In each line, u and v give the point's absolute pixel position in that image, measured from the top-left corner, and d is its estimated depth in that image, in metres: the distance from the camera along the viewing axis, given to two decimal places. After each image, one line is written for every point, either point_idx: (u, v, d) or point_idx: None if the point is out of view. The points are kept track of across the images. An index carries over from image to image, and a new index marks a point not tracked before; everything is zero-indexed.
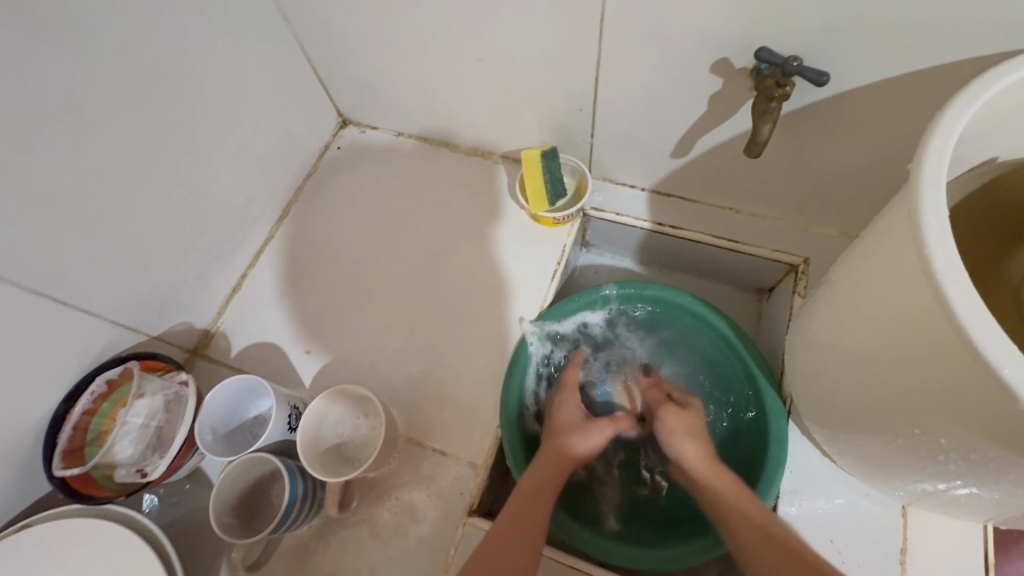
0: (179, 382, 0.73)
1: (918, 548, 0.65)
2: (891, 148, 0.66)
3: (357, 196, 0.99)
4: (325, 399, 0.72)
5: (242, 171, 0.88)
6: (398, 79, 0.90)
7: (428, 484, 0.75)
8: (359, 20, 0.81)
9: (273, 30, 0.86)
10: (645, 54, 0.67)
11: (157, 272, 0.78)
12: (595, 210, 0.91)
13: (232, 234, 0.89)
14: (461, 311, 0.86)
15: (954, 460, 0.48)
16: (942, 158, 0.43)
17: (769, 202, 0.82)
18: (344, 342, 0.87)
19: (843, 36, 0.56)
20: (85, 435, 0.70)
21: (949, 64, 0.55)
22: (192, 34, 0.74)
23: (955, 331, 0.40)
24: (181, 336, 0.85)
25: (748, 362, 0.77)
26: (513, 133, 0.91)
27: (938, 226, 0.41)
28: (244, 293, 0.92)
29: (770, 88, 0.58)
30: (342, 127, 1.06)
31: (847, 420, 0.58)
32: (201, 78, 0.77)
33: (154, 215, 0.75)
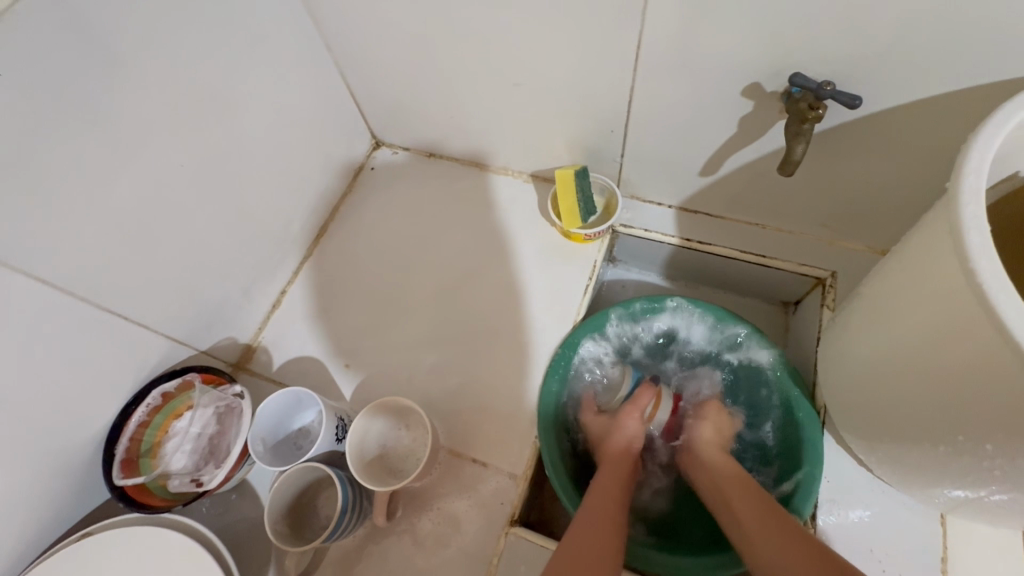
0: (232, 395, 0.76)
1: (958, 557, 0.66)
2: (917, 166, 0.68)
3: (392, 214, 1.02)
4: (371, 410, 0.74)
5: (284, 191, 0.91)
6: (434, 103, 0.94)
7: (470, 494, 0.77)
8: (399, 48, 0.86)
9: (316, 58, 0.91)
10: (676, 79, 0.71)
11: (205, 288, 0.81)
12: (624, 227, 0.94)
13: (273, 251, 0.92)
14: (496, 324, 0.89)
15: (999, 466, 0.49)
16: (979, 177, 0.45)
17: (795, 218, 0.84)
18: (382, 356, 0.89)
19: (870, 62, 0.59)
20: (140, 446, 0.72)
21: (975, 87, 0.58)
22: (244, 63, 0.78)
23: (1001, 338, 0.42)
24: (225, 350, 0.87)
25: (781, 374, 0.79)
26: (544, 154, 0.94)
27: (980, 240, 0.44)
28: (284, 308, 0.95)
29: (803, 110, 0.61)
30: (375, 148, 1.11)
31: (887, 428, 0.59)
32: (250, 104, 0.81)
33: (205, 233, 0.78)
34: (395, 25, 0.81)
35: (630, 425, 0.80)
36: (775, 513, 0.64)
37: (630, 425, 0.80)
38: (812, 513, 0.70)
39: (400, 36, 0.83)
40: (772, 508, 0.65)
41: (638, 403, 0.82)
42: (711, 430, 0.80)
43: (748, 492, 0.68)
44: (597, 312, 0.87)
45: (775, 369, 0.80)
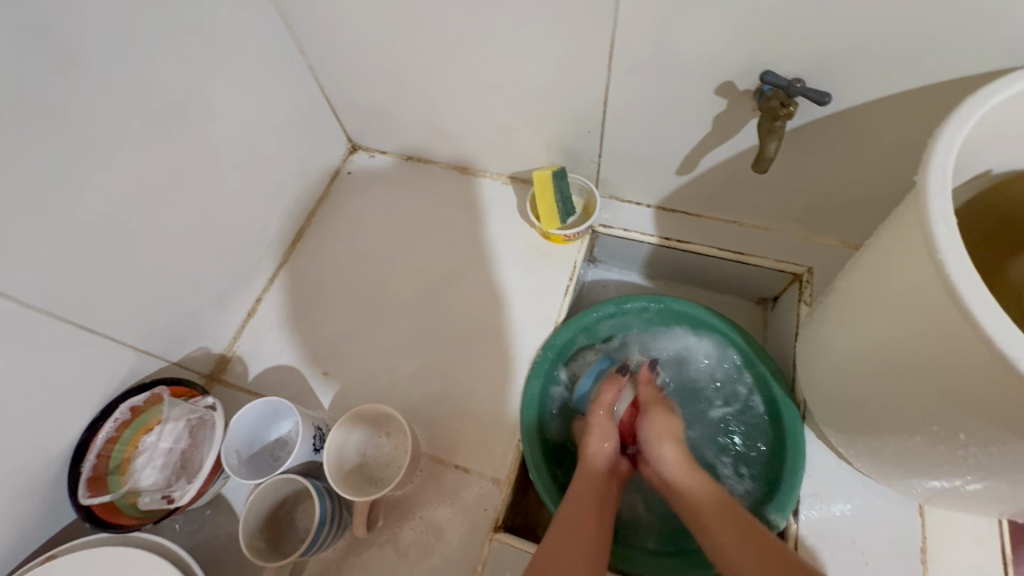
0: (204, 408, 0.73)
1: (937, 546, 0.67)
2: (887, 161, 0.70)
3: (369, 219, 1.01)
4: (349, 418, 0.73)
5: (258, 197, 0.89)
6: (410, 106, 0.93)
7: (453, 501, 0.75)
8: (373, 51, 0.85)
9: (289, 62, 0.89)
10: (651, 79, 0.71)
11: (176, 297, 0.79)
12: (603, 227, 0.94)
13: (248, 258, 0.90)
14: (476, 328, 0.88)
15: (973, 455, 0.49)
16: (944, 170, 0.46)
17: (770, 215, 0.85)
18: (361, 363, 0.87)
19: (840, 59, 0.60)
20: (108, 463, 0.69)
21: (941, 83, 0.59)
22: (214, 66, 0.76)
23: (971, 328, 0.42)
24: (198, 361, 0.85)
25: (761, 370, 0.80)
26: (522, 156, 0.94)
27: (947, 231, 0.44)
28: (260, 316, 0.92)
29: (775, 108, 0.62)
30: (351, 153, 1.09)
31: (865, 421, 0.60)
32: (222, 109, 0.79)
33: (176, 241, 0.76)
34: (369, 27, 0.80)
35: (598, 425, 0.79)
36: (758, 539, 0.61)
37: (598, 427, 0.79)
38: (794, 508, 0.71)
39: (375, 38, 0.82)
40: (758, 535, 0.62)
41: (604, 403, 0.81)
42: (674, 449, 0.74)
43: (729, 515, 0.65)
44: (578, 313, 0.87)
45: (755, 365, 0.81)
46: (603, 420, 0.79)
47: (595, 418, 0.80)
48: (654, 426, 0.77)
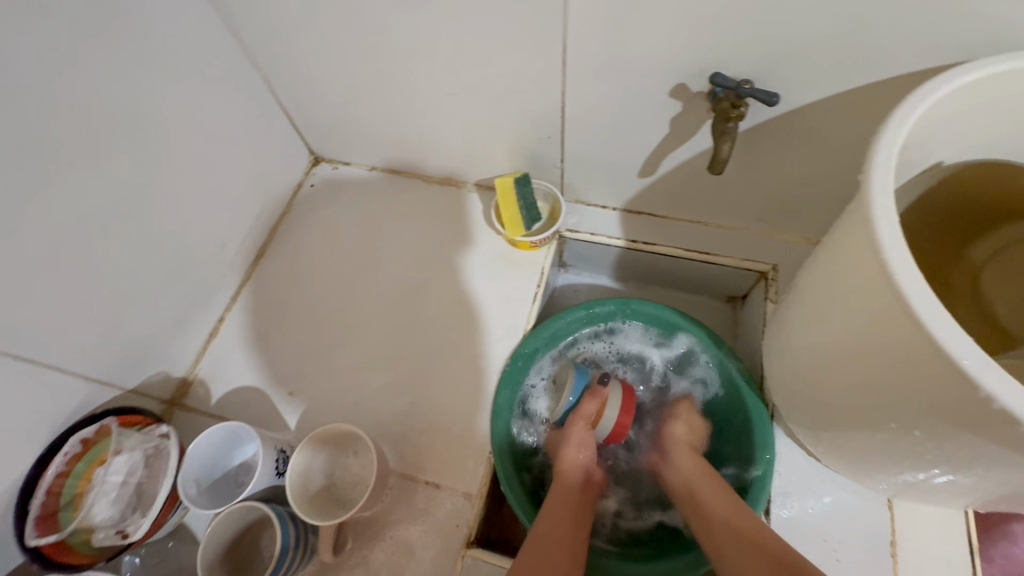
0: (159, 436, 0.71)
1: (906, 539, 0.67)
2: (841, 158, 0.70)
3: (334, 232, 0.99)
4: (312, 440, 0.71)
5: (216, 214, 0.87)
6: (370, 116, 0.92)
7: (424, 519, 0.74)
8: (328, 62, 0.83)
9: (243, 75, 0.87)
10: (607, 83, 0.70)
11: (130, 323, 0.76)
12: (570, 231, 0.93)
13: (207, 278, 0.88)
14: (445, 339, 0.86)
15: (930, 450, 0.50)
16: (886, 169, 0.46)
17: (734, 214, 0.85)
18: (328, 380, 0.85)
19: (789, 60, 0.60)
20: (59, 499, 0.66)
21: (889, 80, 0.59)
22: (162, 82, 0.74)
23: (915, 328, 0.42)
24: (156, 386, 0.82)
25: (729, 369, 0.80)
26: (486, 163, 0.93)
27: (889, 231, 0.44)
28: (222, 336, 0.90)
29: (726, 109, 0.62)
30: (314, 164, 1.07)
31: (828, 419, 0.60)
32: (173, 126, 0.77)
33: (127, 265, 0.74)
34: (322, 38, 0.79)
35: (577, 434, 0.78)
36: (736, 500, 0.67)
37: (574, 438, 0.78)
38: (765, 507, 0.70)
39: (329, 49, 0.80)
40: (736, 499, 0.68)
41: (585, 414, 0.79)
42: (684, 427, 0.81)
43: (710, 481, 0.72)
44: (547, 320, 0.86)
45: (723, 364, 0.81)
46: (583, 430, 0.79)
47: (571, 428, 0.79)
48: (673, 408, 0.84)
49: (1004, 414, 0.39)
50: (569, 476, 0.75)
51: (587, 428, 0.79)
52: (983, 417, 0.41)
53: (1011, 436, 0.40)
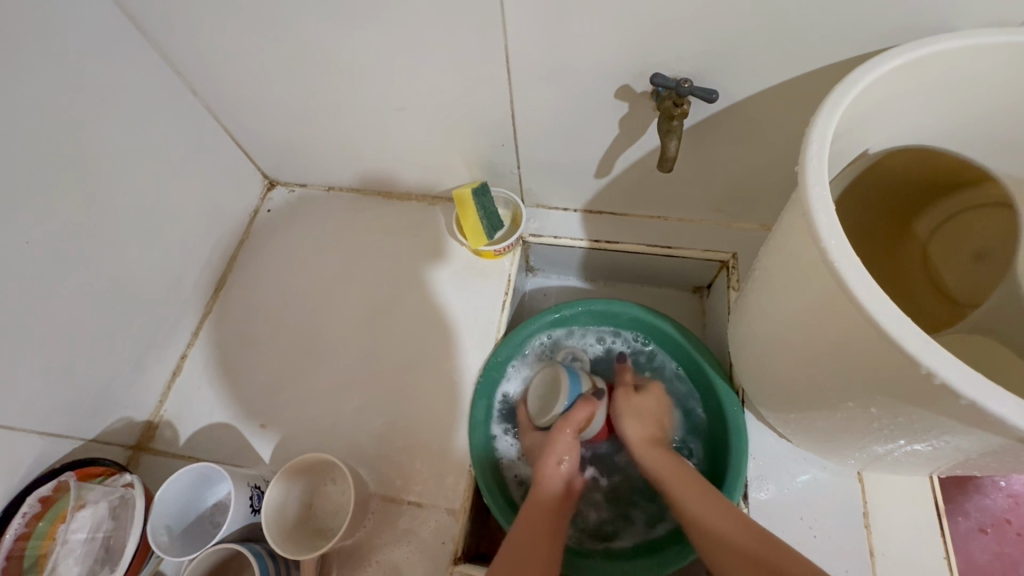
0: (124, 485, 0.68)
1: (878, 509, 0.70)
2: (785, 146, 0.72)
3: (295, 257, 0.97)
4: (286, 472, 0.69)
5: (169, 250, 0.85)
6: (321, 137, 0.90)
7: (408, 540, 0.73)
8: (273, 86, 0.81)
9: (185, 104, 0.85)
10: (553, 89, 0.71)
11: (85, 371, 0.73)
12: (533, 236, 0.93)
13: (165, 315, 0.85)
14: (417, 355, 0.86)
15: (886, 424, 0.52)
16: (820, 158, 0.48)
17: (691, 207, 0.87)
18: (300, 409, 0.84)
19: (725, 56, 0.62)
20: (22, 562, 0.64)
21: (821, 70, 0.61)
22: (97, 120, 0.71)
23: (858, 313, 0.44)
24: (120, 433, 0.79)
25: (697, 358, 0.81)
26: (444, 175, 0.92)
27: (827, 220, 0.46)
28: (186, 374, 0.87)
29: (670, 107, 0.63)
30: (270, 189, 1.04)
31: (793, 402, 0.61)
32: (114, 164, 0.74)
33: (75, 311, 0.71)
34: (263, 62, 0.77)
35: (564, 443, 0.76)
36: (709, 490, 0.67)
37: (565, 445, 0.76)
38: (743, 492, 0.72)
39: (272, 73, 0.79)
40: (713, 492, 0.67)
41: (573, 421, 0.76)
42: (636, 426, 0.79)
43: (677, 469, 0.71)
44: (516, 327, 0.86)
45: (691, 354, 0.82)
46: (569, 438, 0.76)
47: (557, 435, 0.76)
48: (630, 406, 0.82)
49: (945, 388, 0.40)
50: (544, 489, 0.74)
51: (574, 434, 0.77)
52: (927, 393, 0.43)
53: (953, 407, 0.42)
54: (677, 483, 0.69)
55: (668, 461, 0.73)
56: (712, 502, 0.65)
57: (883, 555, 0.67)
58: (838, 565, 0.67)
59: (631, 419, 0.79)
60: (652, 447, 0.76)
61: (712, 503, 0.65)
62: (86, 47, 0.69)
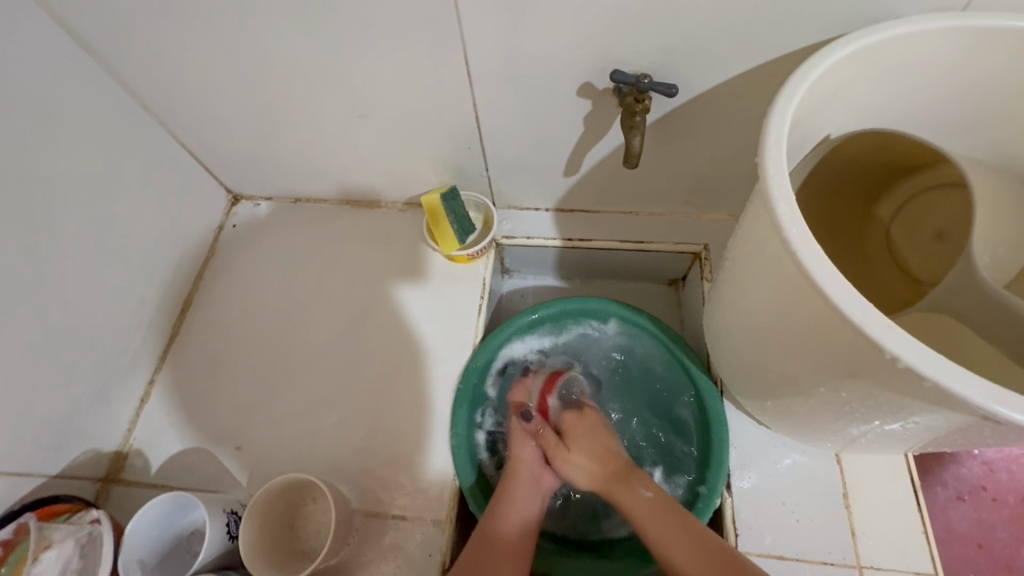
0: (91, 521, 0.65)
1: (857, 489, 0.71)
2: (747, 137, 0.73)
3: (263, 272, 0.94)
4: (264, 495, 0.68)
5: (129, 273, 0.81)
6: (283, 148, 0.88)
7: (394, 554, 0.72)
8: (229, 98, 0.79)
9: (138, 121, 0.82)
10: (516, 90, 0.70)
11: (44, 404, 0.70)
12: (506, 238, 0.92)
13: (129, 340, 0.82)
14: (394, 366, 0.84)
15: (859, 407, 0.52)
16: (779, 149, 0.48)
17: (661, 201, 0.87)
18: (277, 428, 0.81)
19: (682, 50, 0.62)
20: None
21: (778, 60, 0.62)
22: (43, 142, 0.68)
23: (823, 301, 0.44)
24: (87, 466, 0.76)
25: (674, 352, 0.82)
26: (412, 181, 0.91)
27: (788, 209, 0.46)
28: (155, 400, 0.85)
29: (631, 105, 0.63)
30: (234, 204, 1.01)
31: (769, 391, 0.62)
32: (64, 188, 0.71)
33: (31, 344, 0.68)
34: (217, 74, 0.75)
35: (516, 440, 0.77)
36: (671, 514, 0.65)
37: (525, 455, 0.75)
38: (726, 482, 0.72)
39: (228, 85, 0.77)
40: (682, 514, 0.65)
41: (517, 417, 0.80)
42: (588, 445, 0.75)
43: (636, 491, 0.69)
44: (493, 331, 0.85)
45: (668, 348, 0.83)
46: (523, 432, 0.77)
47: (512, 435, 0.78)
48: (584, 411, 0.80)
49: (910, 371, 0.41)
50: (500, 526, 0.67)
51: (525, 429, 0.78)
52: (894, 376, 0.43)
53: (919, 389, 0.42)
54: (636, 508, 0.67)
55: (620, 476, 0.71)
56: (677, 529, 0.63)
57: (864, 534, 0.68)
58: (821, 547, 0.68)
59: (580, 438, 0.76)
60: (608, 460, 0.73)
61: (674, 530, 0.63)
62: (26, 67, 0.66)
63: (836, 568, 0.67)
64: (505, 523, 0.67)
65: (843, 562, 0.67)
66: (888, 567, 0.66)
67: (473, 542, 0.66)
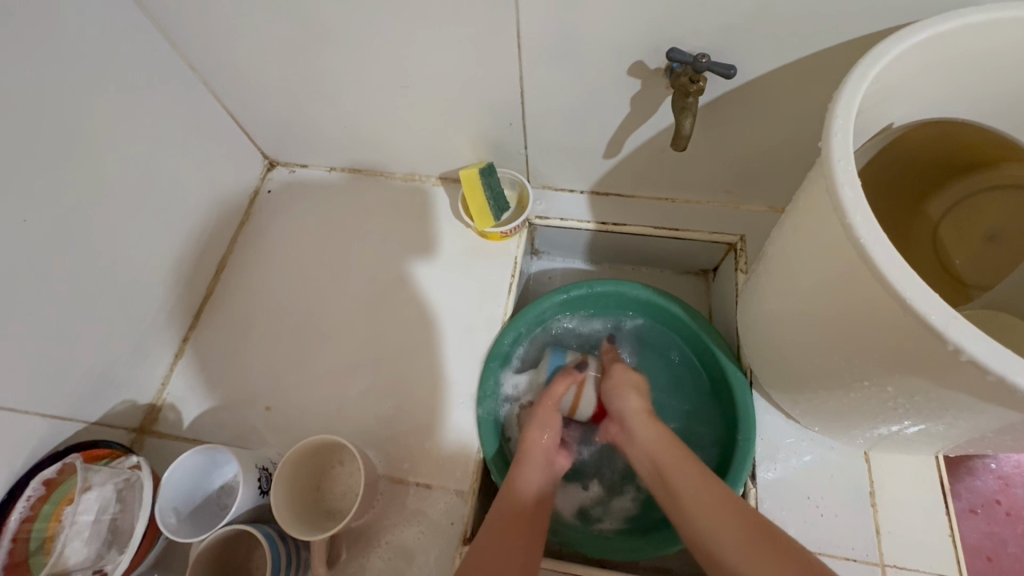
0: (129, 467, 0.68)
1: (885, 488, 0.70)
2: (796, 129, 0.72)
3: (298, 239, 0.95)
4: (296, 455, 0.69)
5: (169, 230, 0.83)
6: (323, 115, 0.88)
7: (417, 520, 0.73)
8: (275, 63, 0.79)
9: (183, 79, 0.82)
10: (565, 66, 0.69)
11: (85, 353, 0.72)
12: (539, 218, 0.92)
13: (166, 298, 0.84)
14: (423, 338, 0.85)
15: (902, 403, 0.52)
16: (844, 138, 0.47)
17: (701, 189, 0.86)
18: (306, 394, 0.83)
19: (738, 33, 0.61)
20: (28, 544, 0.63)
21: (839, 46, 0.60)
22: (93, 93, 0.68)
23: (884, 287, 0.44)
24: (123, 416, 0.79)
25: (703, 339, 0.81)
26: (450, 156, 0.91)
27: (853, 194, 0.45)
28: (188, 357, 0.86)
29: (685, 84, 0.62)
30: (270, 170, 1.02)
31: (805, 382, 0.62)
32: (113, 140, 0.72)
33: (75, 292, 0.69)
34: (264, 37, 0.75)
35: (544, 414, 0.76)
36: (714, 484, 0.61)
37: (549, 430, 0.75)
38: (751, 472, 0.72)
39: (275, 48, 0.76)
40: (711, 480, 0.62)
41: (554, 395, 0.78)
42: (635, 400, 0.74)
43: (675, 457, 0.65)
44: (525, 307, 0.86)
45: (698, 335, 0.82)
46: (551, 411, 0.77)
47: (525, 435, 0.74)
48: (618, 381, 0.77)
49: (972, 363, 0.40)
50: (526, 489, 0.68)
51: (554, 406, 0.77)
52: (952, 369, 0.43)
53: (972, 384, 0.42)
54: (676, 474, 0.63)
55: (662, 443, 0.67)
56: (698, 484, 0.61)
57: (889, 533, 0.68)
58: (844, 544, 0.68)
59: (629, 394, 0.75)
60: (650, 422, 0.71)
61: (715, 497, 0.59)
62: (81, 15, 0.66)
63: (858, 564, 0.67)
64: (524, 488, 0.68)
65: (865, 559, 0.67)
66: (912, 568, 0.66)
67: (495, 509, 0.65)
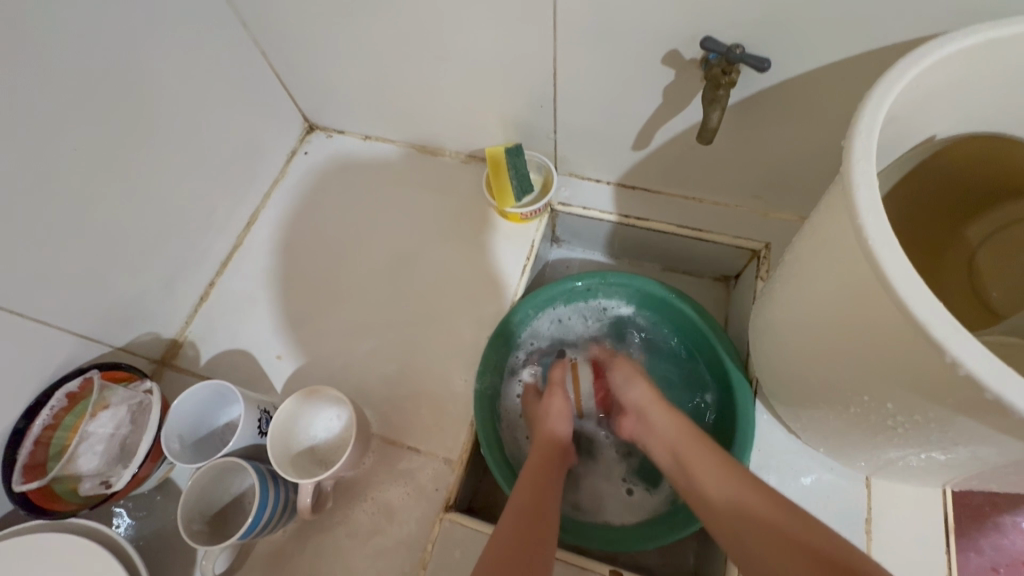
0: (143, 391, 0.72)
1: (884, 519, 0.67)
2: (833, 135, 0.69)
3: (326, 201, 0.98)
4: (297, 401, 0.72)
5: (205, 177, 0.87)
6: (361, 82, 0.90)
7: (404, 482, 0.75)
8: (320, 26, 0.82)
9: (234, 35, 0.86)
10: (598, 50, 0.69)
11: (117, 282, 0.76)
12: (562, 205, 0.92)
13: (197, 241, 0.88)
14: (432, 309, 0.86)
15: (902, 423, 0.50)
16: (868, 139, 0.45)
17: (729, 190, 0.84)
18: (316, 348, 0.86)
19: (778, 27, 0.59)
20: (48, 449, 0.68)
21: (885, 50, 0.57)
22: (150, 38, 0.73)
23: (888, 293, 0.42)
24: (147, 345, 0.84)
25: (710, 340, 0.80)
26: (479, 134, 0.92)
27: (869, 196, 0.44)
28: (212, 300, 0.91)
29: (717, 76, 0.61)
30: (309, 133, 1.06)
31: (806, 393, 0.60)
32: (163, 85, 0.76)
33: (114, 224, 0.74)
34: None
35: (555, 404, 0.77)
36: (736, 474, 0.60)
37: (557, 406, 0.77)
38: None
39: (320, 12, 0.79)
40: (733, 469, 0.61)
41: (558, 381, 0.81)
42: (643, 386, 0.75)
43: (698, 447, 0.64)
44: (538, 288, 0.86)
45: (706, 336, 0.81)
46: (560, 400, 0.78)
47: (549, 399, 0.78)
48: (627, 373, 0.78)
49: (969, 380, 0.39)
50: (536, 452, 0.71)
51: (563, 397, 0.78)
52: (953, 388, 0.41)
53: (971, 404, 0.40)
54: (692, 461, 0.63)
55: (683, 431, 0.67)
56: (719, 471, 0.61)
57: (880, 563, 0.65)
58: None
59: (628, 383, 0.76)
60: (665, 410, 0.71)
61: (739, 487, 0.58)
62: None
63: None
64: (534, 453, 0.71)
65: None
66: None
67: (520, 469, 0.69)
